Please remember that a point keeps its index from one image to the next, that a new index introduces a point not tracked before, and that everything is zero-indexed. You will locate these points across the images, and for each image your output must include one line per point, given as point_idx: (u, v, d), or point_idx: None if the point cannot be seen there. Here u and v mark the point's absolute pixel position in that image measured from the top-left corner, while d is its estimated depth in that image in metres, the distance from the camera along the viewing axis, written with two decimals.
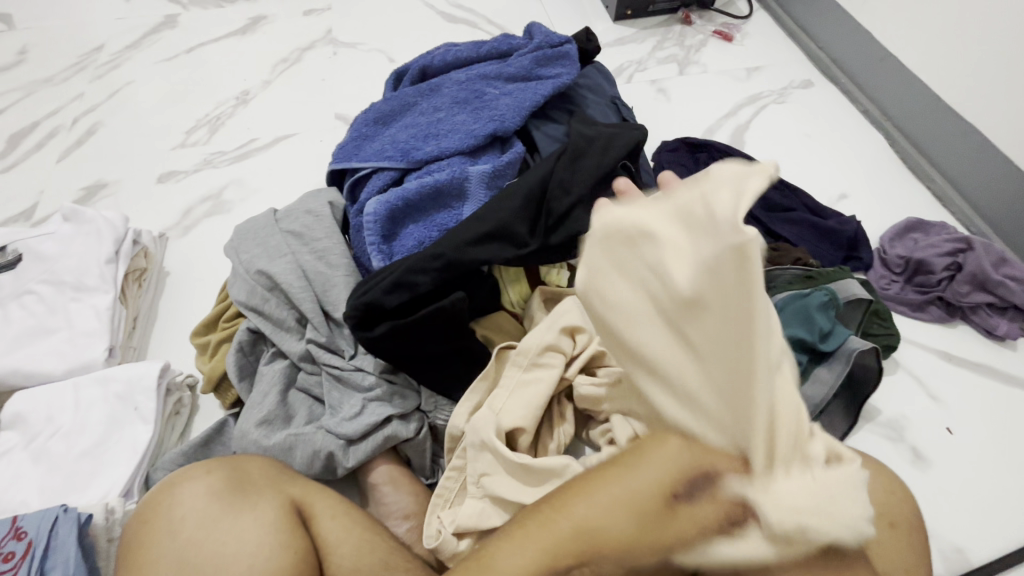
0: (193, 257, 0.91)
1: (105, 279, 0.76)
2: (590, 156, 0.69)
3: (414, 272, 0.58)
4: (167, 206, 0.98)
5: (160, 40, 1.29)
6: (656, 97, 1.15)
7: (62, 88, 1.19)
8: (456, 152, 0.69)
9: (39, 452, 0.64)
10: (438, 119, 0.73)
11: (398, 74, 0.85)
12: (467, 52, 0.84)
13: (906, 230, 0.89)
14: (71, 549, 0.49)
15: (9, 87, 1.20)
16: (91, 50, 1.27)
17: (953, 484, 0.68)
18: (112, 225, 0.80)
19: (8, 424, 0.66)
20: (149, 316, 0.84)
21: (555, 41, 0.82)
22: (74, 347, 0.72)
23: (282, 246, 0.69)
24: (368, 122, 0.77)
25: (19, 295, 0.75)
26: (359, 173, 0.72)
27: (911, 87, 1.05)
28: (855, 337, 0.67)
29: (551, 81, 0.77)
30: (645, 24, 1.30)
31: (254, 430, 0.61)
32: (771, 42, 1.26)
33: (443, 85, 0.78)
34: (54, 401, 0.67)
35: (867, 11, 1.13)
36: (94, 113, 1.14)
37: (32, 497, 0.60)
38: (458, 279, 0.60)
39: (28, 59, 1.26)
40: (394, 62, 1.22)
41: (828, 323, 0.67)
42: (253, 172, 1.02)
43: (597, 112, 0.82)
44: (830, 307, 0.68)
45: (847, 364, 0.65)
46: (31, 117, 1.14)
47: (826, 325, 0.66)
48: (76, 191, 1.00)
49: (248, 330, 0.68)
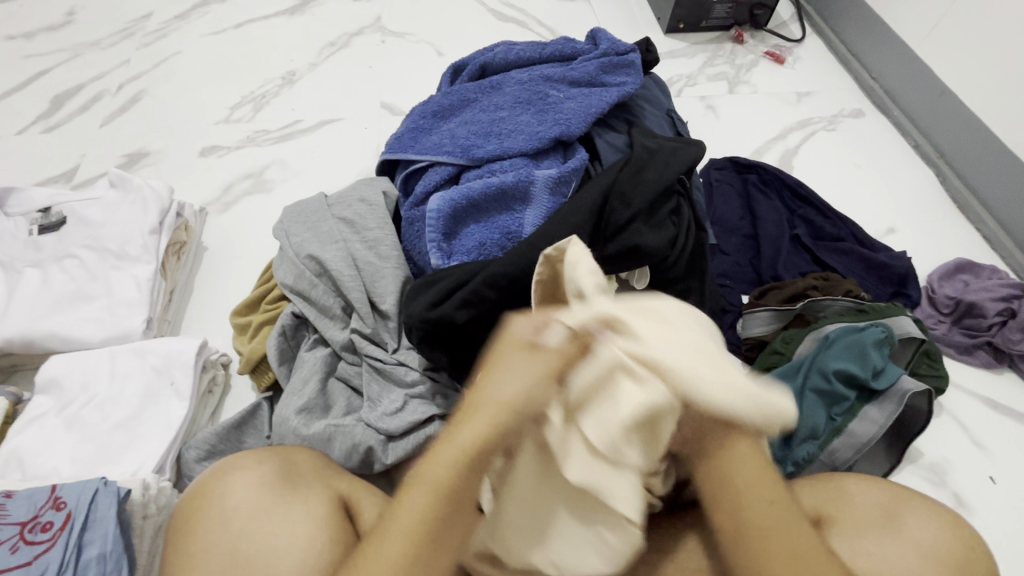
0: (232, 234, 0.90)
1: (147, 250, 0.75)
2: (653, 169, 0.67)
3: (482, 285, 0.55)
4: (208, 181, 0.97)
5: (208, 14, 1.29)
6: (706, 114, 1.13)
7: (109, 53, 1.19)
8: (519, 153, 0.68)
9: (72, 419, 0.62)
10: (501, 118, 0.72)
11: (456, 68, 0.84)
12: (529, 53, 0.83)
13: (954, 270, 0.87)
14: (110, 524, 0.48)
15: (57, 47, 1.19)
16: (140, 18, 1.27)
17: (999, 535, 0.66)
18: (157, 195, 0.79)
19: (42, 388, 0.65)
20: (184, 290, 0.83)
21: (621, 49, 0.81)
22: (112, 315, 0.71)
23: (333, 232, 0.68)
24: (426, 114, 0.75)
25: (61, 259, 0.75)
26: (414, 165, 0.71)
27: (966, 125, 1.03)
28: (908, 379, 0.65)
29: (615, 90, 0.76)
30: (696, 39, 1.29)
31: (294, 417, 0.60)
32: (822, 69, 1.25)
33: (504, 84, 0.77)
34: (90, 369, 0.66)
35: (927, 46, 1.10)
36: (140, 81, 1.13)
37: (63, 465, 0.59)
38: (523, 294, 0.57)
39: (76, 20, 1.26)
40: (443, 56, 1.21)
41: (881, 361, 0.65)
42: (296, 154, 1.01)
43: (655, 124, 0.80)
44: (885, 345, 0.66)
45: (900, 404, 0.62)
46: (76, 80, 1.13)
47: (879, 363, 0.64)
48: (118, 157, 1.00)
49: (291, 315, 0.66)
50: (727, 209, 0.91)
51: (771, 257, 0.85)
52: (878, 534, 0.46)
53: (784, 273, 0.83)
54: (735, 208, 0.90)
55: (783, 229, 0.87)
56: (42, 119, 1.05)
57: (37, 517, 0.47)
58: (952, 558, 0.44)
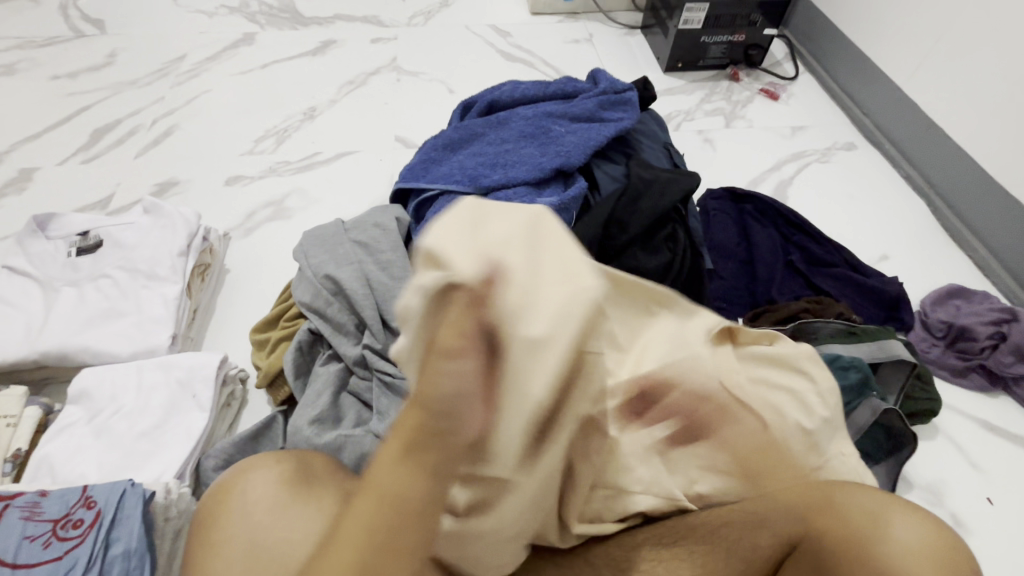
0: (254, 257, 0.95)
1: (175, 271, 0.80)
2: (649, 198, 0.72)
3: None
4: (233, 208, 1.03)
5: (237, 55, 1.39)
6: (703, 146, 1.19)
7: (145, 91, 1.28)
8: (523, 183, 0.73)
9: (100, 428, 0.66)
10: (506, 151, 0.77)
11: (466, 105, 0.91)
12: (533, 91, 0.89)
13: (947, 295, 0.89)
14: (136, 523, 0.51)
15: (98, 86, 1.29)
16: (174, 60, 1.37)
17: (997, 556, 0.67)
18: (186, 220, 0.85)
19: (73, 399, 0.69)
20: (207, 309, 0.88)
21: (619, 87, 0.87)
22: (141, 331, 0.75)
23: (349, 254, 0.72)
24: (437, 147, 0.81)
25: (95, 279, 0.80)
26: (425, 194, 0.76)
27: (953, 157, 1.07)
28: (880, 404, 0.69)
29: (613, 124, 0.81)
30: (693, 77, 1.36)
31: (307, 427, 0.63)
32: (815, 105, 1.31)
33: (510, 119, 0.83)
34: (118, 381, 0.70)
35: (913, 83, 1.15)
36: (172, 116, 1.22)
37: (91, 471, 0.62)
38: None
39: (116, 61, 1.36)
40: (454, 93, 1.29)
41: (853, 396, 0.69)
42: (315, 184, 1.08)
43: (652, 156, 0.86)
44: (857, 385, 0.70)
45: (875, 414, 0.68)
46: (114, 115, 1.22)
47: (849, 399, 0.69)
48: (150, 185, 1.07)
49: (308, 331, 0.70)
50: (723, 236, 0.94)
51: (766, 281, 0.88)
52: (862, 542, 0.45)
53: (779, 297, 0.87)
54: (732, 235, 0.94)
55: (777, 256, 0.91)
56: (82, 151, 1.13)
57: (69, 514, 0.51)
58: (933, 557, 0.42)
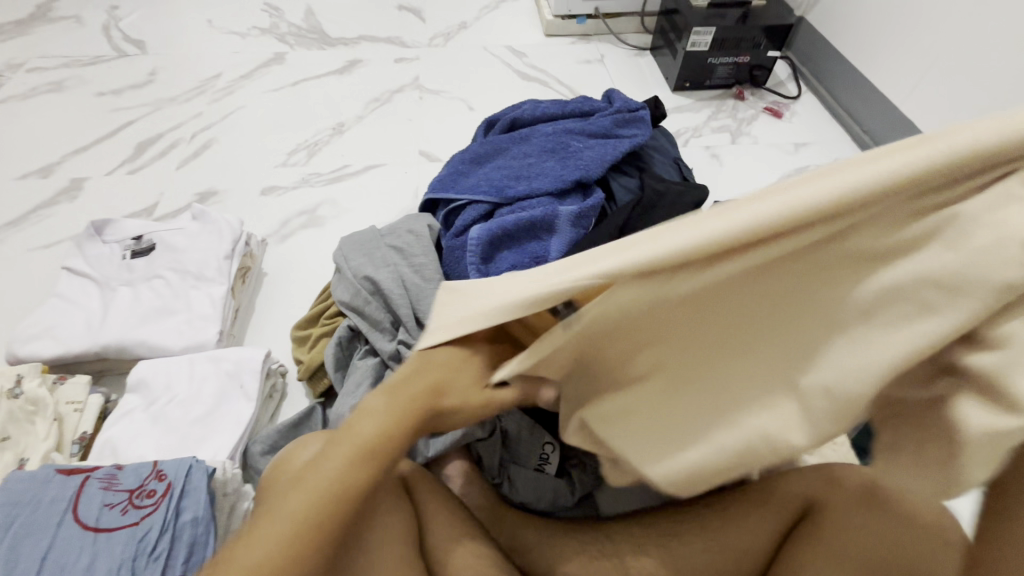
0: (289, 262, 1.02)
1: (222, 272, 0.87)
2: (662, 208, 0.78)
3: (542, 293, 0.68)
4: (269, 216, 1.10)
5: (269, 74, 1.48)
6: (710, 161, 1.25)
7: (184, 107, 1.36)
8: (545, 193, 0.79)
9: (158, 414, 0.72)
10: (529, 164, 0.84)
11: (490, 122, 0.98)
12: (553, 109, 0.96)
13: None
14: (202, 494, 0.57)
15: (141, 102, 1.38)
16: (210, 78, 1.46)
17: None
18: (231, 226, 0.92)
19: (132, 388, 0.75)
20: (247, 309, 0.94)
21: (633, 107, 0.94)
22: (192, 327, 0.82)
23: (386, 258, 0.79)
24: (464, 161, 0.88)
25: (149, 279, 0.87)
26: (454, 204, 0.83)
27: None
28: None
29: (628, 140, 0.88)
30: (700, 96, 1.43)
31: (348, 414, 0.69)
32: (817, 123, 1.38)
33: (532, 135, 0.90)
34: (173, 372, 0.76)
35: (911, 103, 1.22)
36: (210, 130, 1.30)
37: (151, 452, 0.68)
38: None
39: (156, 80, 1.45)
40: (474, 111, 1.36)
41: None
42: (345, 194, 1.15)
43: (663, 169, 0.92)
44: None
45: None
46: (156, 130, 1.30)
47: None
48: (191, 195, 1.14)
49: (347, 328, 0.77)
50: None
51: None
52: (854, 513, 0.50)
53: None
54: None
55: None
56: (127, 163, 1.21)
57: (143, 485, 0.57)
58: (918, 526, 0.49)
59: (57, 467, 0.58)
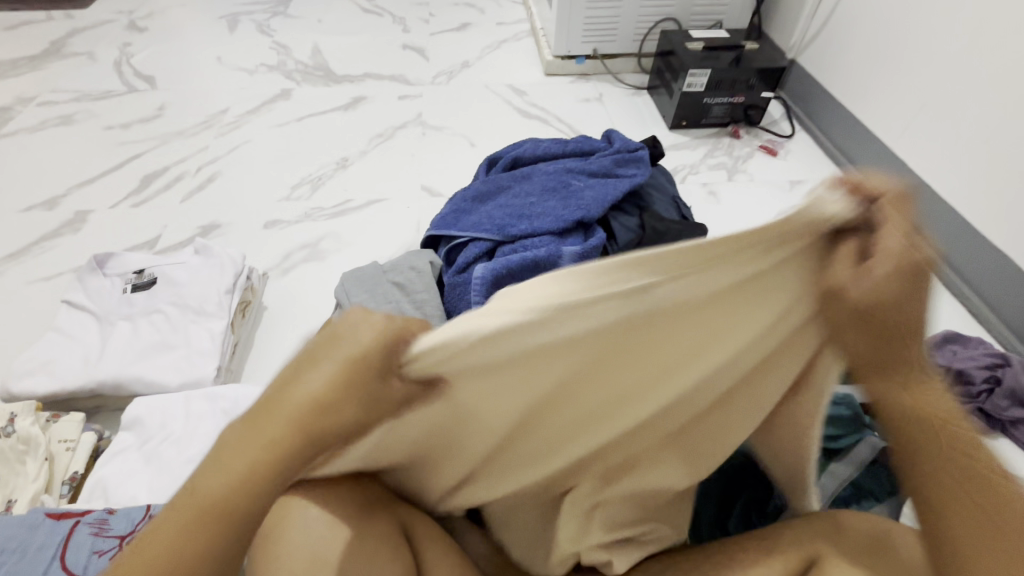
0: (290, 296, 1.02)
1: (222, 307, 0.87)
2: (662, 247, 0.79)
3: None
4: (271, 250, 1.11)
5: (275, 109, 1.51)
6: (708, 198, 1.27)
7: (191, 141, 1.39)
8: (547, 232, 0.81)
9: (151, 453, 0.71)
10: (531, 203, 0.85)
11: (491, 160, 1.00)
12: (554, 149, 0.98)
13: (943, 340, 0.94)
14: None
15: (149, 136, 1.40)
16: (217, 113, 1.49)
17: None
18: (233, 260, 0.93)
19: (127, 426, 0.74)
20: (246, 343, 0.94)
21: (632, 147, 0.96)
22: (190, 363, 0.81)
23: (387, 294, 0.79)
24: (467, 198, 0.89)
25: (149, 313, 0.87)
26: (456, 241, 0.84)
27: (942, 210, 1.15)
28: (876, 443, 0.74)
29: (628, 180, 0.90)
30: (697, 134, 1.47)
31: None
32: (812, 161, 1.41)
33: (533, 174, 0.92)
34: (169, 409, 0.75)
35: (903, 143, 1.24)
36: (215, 164, 1.32)
37: (142, 494, 0.67)
38: None
39: (165, 114, 1.48)
40: (475, 147, 1.39)
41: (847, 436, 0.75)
42: (348, 229, 1.16)
43: (663, 208, 0.93)
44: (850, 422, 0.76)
45: (872, 451, 0.72)
46: (162, 162, 1.32)
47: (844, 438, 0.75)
48: (194, 228, 1.15)
49: None
50: None
51: None
52: None
53: None
54: None
55: None
56: (132, 195, 1.22)
57: (134, 531, 0.55)
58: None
59: (46, 512, 0.57)
